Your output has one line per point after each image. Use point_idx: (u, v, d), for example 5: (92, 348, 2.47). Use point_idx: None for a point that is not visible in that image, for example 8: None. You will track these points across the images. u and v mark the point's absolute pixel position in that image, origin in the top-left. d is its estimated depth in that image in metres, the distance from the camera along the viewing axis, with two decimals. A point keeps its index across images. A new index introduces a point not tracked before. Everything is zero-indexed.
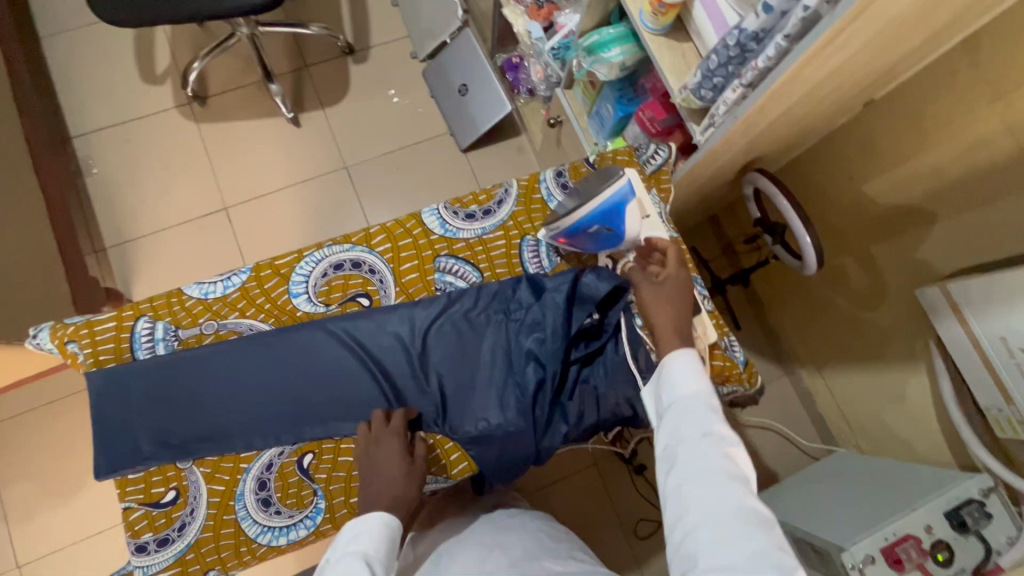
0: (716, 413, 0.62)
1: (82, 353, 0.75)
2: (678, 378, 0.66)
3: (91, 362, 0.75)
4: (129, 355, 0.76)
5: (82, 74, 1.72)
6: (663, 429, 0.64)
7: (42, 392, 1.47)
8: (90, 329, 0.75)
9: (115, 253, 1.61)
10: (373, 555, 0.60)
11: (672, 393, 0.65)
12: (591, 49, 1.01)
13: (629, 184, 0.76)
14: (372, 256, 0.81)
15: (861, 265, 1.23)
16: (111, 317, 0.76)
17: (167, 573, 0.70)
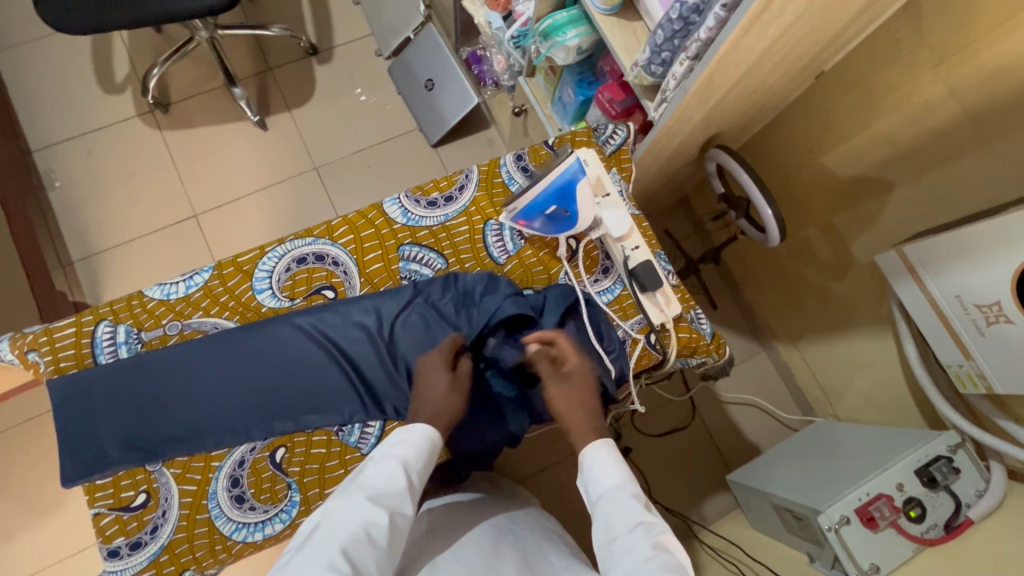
0: (638, 499, 0.60)
1: (42, 362, 0.74)
2: (599, 472, 0.64)
3: (52, 370, 0.74)
4: (91, 361, 0.75)
5: (38, 86, 1.68)
6: (596, 529, 0.60)
7: (16, 410, 1.44)
8: (48, 337, 0.74)
9: (83, 266, 1.58)
10: (412, 462, 0.62)
11: (599, 487, 0.63)
12: (546, 33, 1.02)
13: (578, 162, 0.76)
14: (335, 248, 0.81)
15: (826, 236, 1.26)
16: (70, 323, 0.75)
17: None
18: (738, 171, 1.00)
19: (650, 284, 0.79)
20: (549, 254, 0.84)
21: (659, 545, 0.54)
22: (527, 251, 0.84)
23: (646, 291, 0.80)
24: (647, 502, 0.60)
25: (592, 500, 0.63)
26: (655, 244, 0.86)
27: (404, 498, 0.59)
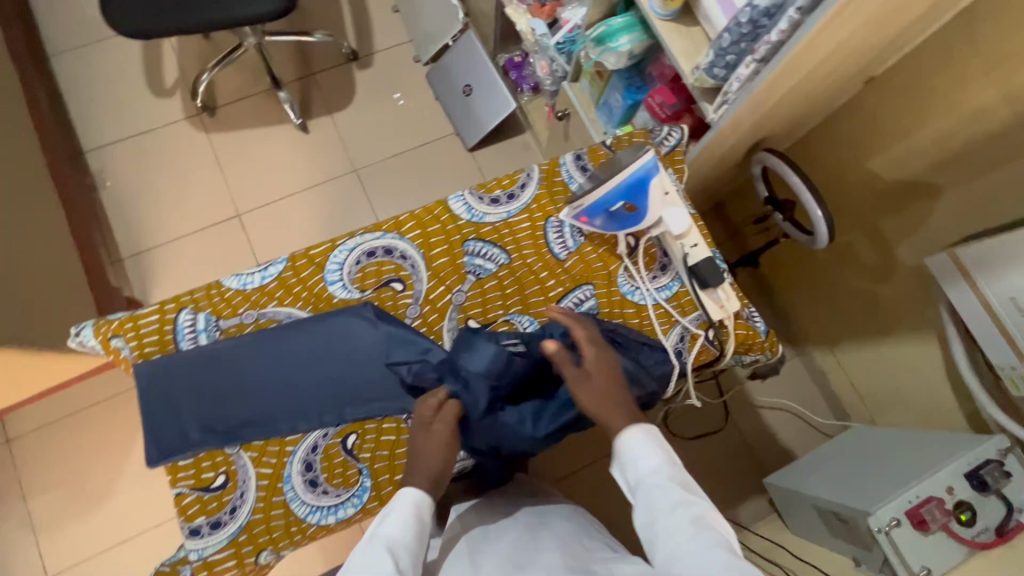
0: (679, 481, 0.65)
1: (128, 347, 0.77)
2: (639, 459, 0.67)
3: (137, 355, 0.77)
4: (173, 346, 0.78)
5: (91, 90, 1.74)
6: (639, 510, 0.65)
7: (66, 402, 1.48)
8: (134, 323, 0.78)
9: (132, 263, 1.63)
10: (397, 541, 0.64)
11: (636, 472, 0.67)
12: (599, 39, 1.05)
13: (654, 158, 0.77)
14: (403, 242, 0.84)
15: (869, 241, 1.27)
16: (154, 311, 0.78)
17: (222, 555, 0.72)
18: (789, 174, 1.01)
19: (711, 280, 0.81)
20: (609, 251, 0.86)
21: (704, 527, 0.59)
22: (587, 248, 0.86)
23: (706, 288, 0.82)
24: (687, 485, 0.65)
25: (632, 483, 0.67)
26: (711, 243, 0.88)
27: None
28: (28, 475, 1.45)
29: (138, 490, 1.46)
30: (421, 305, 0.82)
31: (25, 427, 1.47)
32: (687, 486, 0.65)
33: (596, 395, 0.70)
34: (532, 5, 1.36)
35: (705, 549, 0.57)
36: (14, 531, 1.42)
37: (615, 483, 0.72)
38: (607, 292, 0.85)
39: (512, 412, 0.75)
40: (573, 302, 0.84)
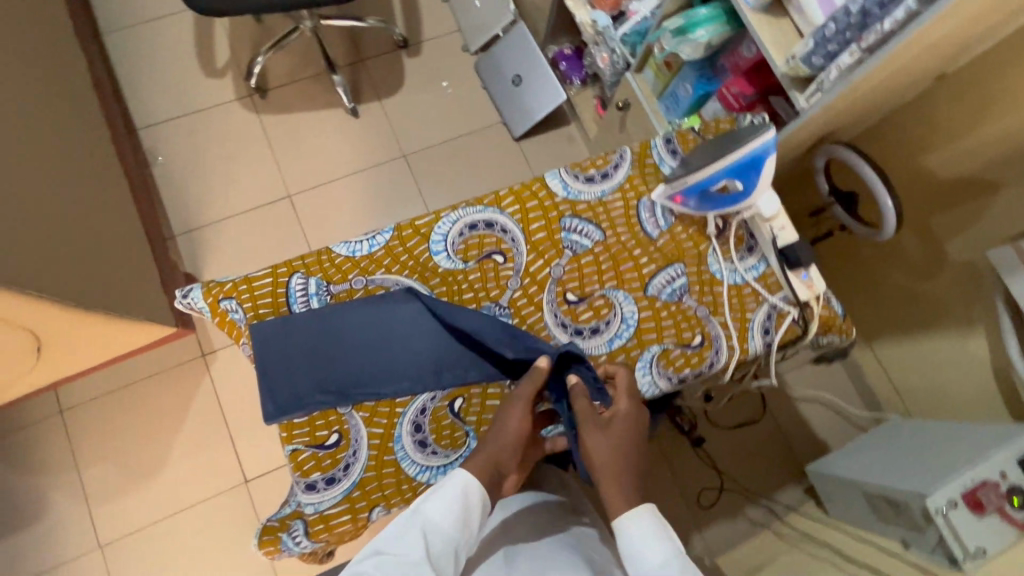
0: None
1: (243, 309, 0.80)
2: (642, 550, 0.64)
3: (252, 316, 0.80)
4: (286, 309, 0.80)
5: (144, 67, 1.76)
6: None
7: (121, 374, 1.50)
8: (248, 286, 0.80)
9: (184, 240, 1.65)
10: (434, 524, 0.62)
11: (642, 568, 0.63)
12: (678, 30, 1.08)
13: (773, 139, 0.77)
14: (503, 217, 0.87)
15: (918, 236, 1.31)
16: (267, 274, 0.81)
17: (337, 509, 0.75)
18: (860, 164, 1.05)
19: (803, 260, 0.85)
20: (698, 232, 0.89)
21: None
22: (678, 228, 0.89)
23: (796, 268, 0.86)
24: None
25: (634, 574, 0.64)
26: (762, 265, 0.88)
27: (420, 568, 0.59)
28: (81, 446, 1.46)
29: (189, 464, 1.48)
30: (521, 277, 0.85)
31: (78, 398, 1.48)
32: None
33: (608, 456, 0.69)
34: None
35: None
36: (67, 500, 1.43)
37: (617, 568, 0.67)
38: (698, 269, 0.88)
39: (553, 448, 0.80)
40: (665, 279, 0.87)
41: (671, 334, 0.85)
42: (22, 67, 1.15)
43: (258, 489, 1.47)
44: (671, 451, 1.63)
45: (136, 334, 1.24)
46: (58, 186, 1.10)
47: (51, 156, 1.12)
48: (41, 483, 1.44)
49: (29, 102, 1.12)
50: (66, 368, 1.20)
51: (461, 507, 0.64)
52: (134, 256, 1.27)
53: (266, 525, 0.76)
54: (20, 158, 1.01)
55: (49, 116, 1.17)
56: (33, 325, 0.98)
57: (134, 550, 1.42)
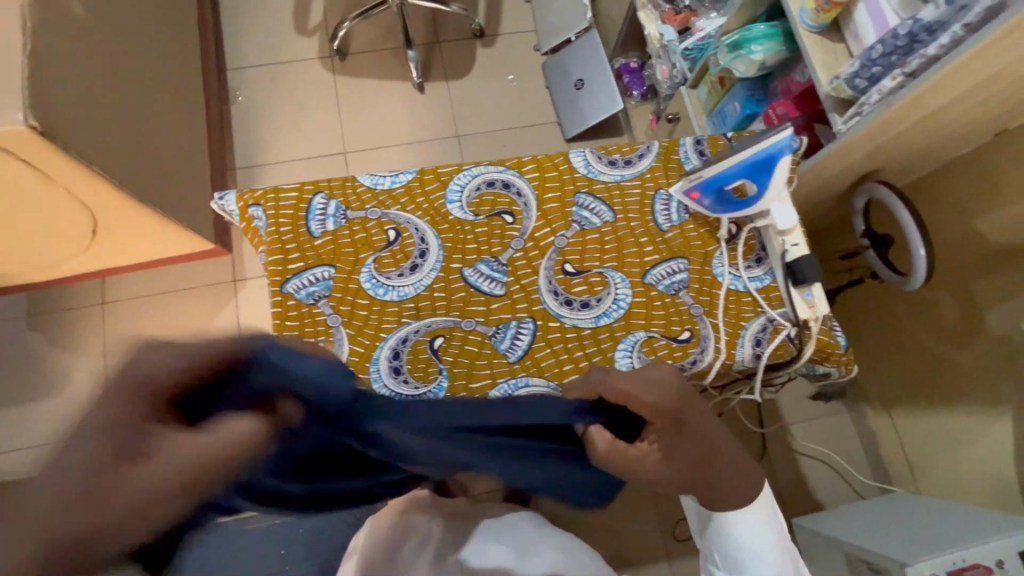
0: (771, 563, 0.71)
1: (266, 215, 0.86)
2: (745, 529, 0.71)
3: (272, 222, 0.86)
4: (303, 223, 0.86)
5: (246, 16, 1.92)
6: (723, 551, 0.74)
7: (161, 281, 1.62)
8: (275, 196, 0.87)
9: (242, 174, 1.77)
10: None
11: (732, 533, 0.72)
12: (734, 45, 1.10)
13: (789, 137, 0.73)
14: (520, 181, 0.90)
15: (958, 302, 1.24)
16: (295, 189, 0.88)
17: None
18: (898, 206, 1.02)
19: (809, 278, 0.83)
20: (709, 232, 0.90)
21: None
22: (689, 225, 0.90)
23: (800, 286, 0.84)
24: (778, 563, 0.71)
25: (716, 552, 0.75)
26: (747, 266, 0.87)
27: None
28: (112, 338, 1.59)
29: None
30: (525, 240, 0.88)
31: (119, 294, 1.61)
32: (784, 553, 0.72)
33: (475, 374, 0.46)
34: (666, 11, 1.42)
35: None
36: (87, 384, 1.55)
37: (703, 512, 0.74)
38: (702, 266, 0.88)
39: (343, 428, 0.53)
40: (665, 271, 0.88)
41: (660, 324, 0.85)
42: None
43: None
44: None
45: (180, 241, 1.34)
46: (147, 93, 1.23)
47: (148, 68, 1.25)
48: (70, 362, 1.57)
49: (140, 17, 1.26)
50: (115, 259, 1.32)
51: None
52: (197, 172, 1.39)
53: None
54: (120, 60, 1.14)
55: (155, 35, 1.32)
56: (93, 205, 1.09)
57: None
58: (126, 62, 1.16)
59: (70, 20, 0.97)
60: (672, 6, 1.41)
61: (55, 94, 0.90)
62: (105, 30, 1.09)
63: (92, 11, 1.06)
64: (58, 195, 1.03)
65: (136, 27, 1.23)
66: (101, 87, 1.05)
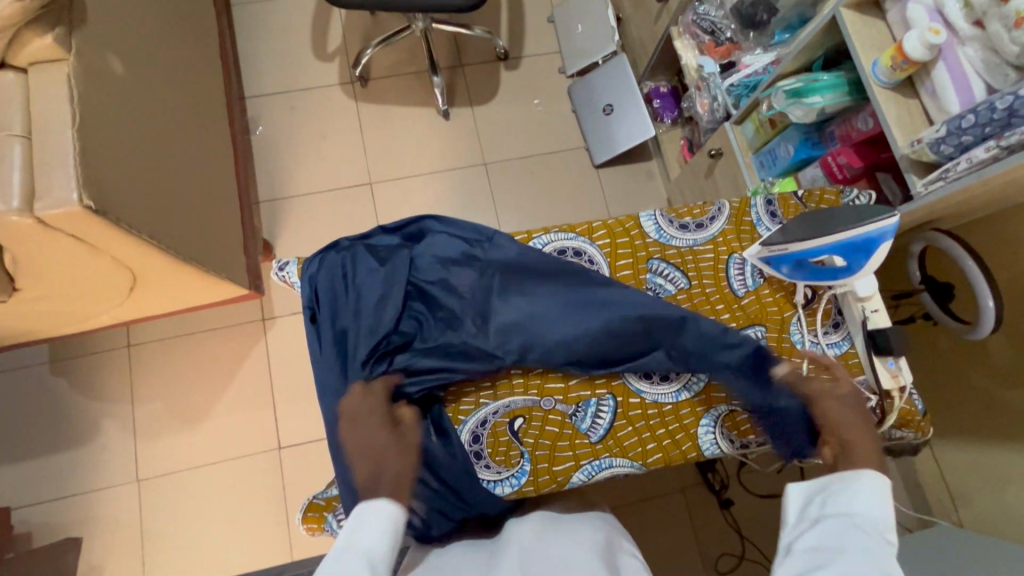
0: (874, 543, 0.54)
1: (327, 269, 0.83)
2: (858, 499, 0.59)
3: (336, 273, 0.83)
4: (367, 271, 0.83)
5: (264, 41, 1.87)
6: (818, 530, 0.58)
7: (189, 323, 1.58)
8: (337, 252, 0.84)
9: (266, 208, 1.72)
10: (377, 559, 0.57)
11: (842, 503, 0.59)
12: (792, 92, 1.07)
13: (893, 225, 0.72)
14: (592, 248, 0.88)
15: (1007, 341, 1.21)
16: (357, 241, 0.85)
17: None
18: (964, 257, 0.99)
19: (895, 349, 0.81)
20: (785, 297, 0.88)
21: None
22: (765, 290, 0.88)
23: (883, 354, 0.82)
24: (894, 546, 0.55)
25: (823, 510, 0.60)
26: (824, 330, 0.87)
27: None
28: (140, 382, 1.55)
29: (234, 420, 1.54)
30: None
31: (147, 336, 1.57)
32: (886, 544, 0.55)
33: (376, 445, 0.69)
34: (706, 42, 1.39)
35: None
36: (118, 430, 1.52)
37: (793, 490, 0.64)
38: (780, 336, 0.86)
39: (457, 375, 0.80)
40: None
41: None
42: (170, 29, 1.25)
43: (289, 457, 1.52)
44: (695, 508, 1.57)
45: (213, 290, 1.30)
46: (181, 141, 1.17)
47: (180, 113, 1.20)
48: (98, 408, 1.53)
49: (169, 62, 1.21)
50: (149, 309, 1.28)
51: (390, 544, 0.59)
52: (228, 216, 1.35)
53: (313, 501, 0.81)
54: (156, 110, 1.09)
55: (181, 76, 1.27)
56: (133, 266, 1.05)
57: (166, 490, 1.49)
58: (162, 111, 1.11)
59: (112, 80, 0.93)
60: (713, 37, 1.39)
61: (107, 164, 0.86)
62: (141, 81, 1.04)
63: (127, 64, 1.01)
64: (100, 261, 0.99)
65: (166, 72, 1.18)
66: (142, 145, 1.00)
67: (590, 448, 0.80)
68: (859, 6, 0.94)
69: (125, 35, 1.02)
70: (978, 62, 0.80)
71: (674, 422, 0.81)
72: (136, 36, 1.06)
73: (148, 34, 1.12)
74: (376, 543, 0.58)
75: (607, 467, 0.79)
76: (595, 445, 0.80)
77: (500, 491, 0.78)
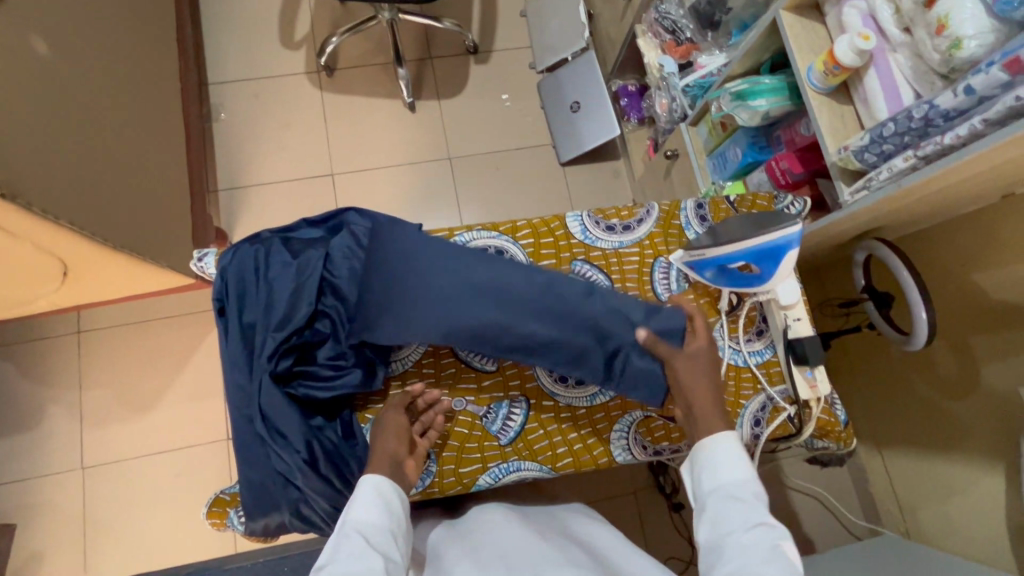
0: (747, 511, 0.61)
1: (240, 261, 0.81)
2: (719, 469, 0.66)
3: (250, 264, 0.81)
4: (281, 264, 0.81)
5: (230, 28, 1.84)
6: (704, 518, 0.64)
7: (141, 310, 1.57)
8: (252, 243, 0.82)
9: (226, 196, 1.70)
10: (369, 529, 0.61)
11: (711, 479, 0.66)
12: (738, 94, 1.06)
13: (798, 232, 0.73)
14: (514, 247, 0.86)
15: (953, 352, 1.18)
16: (276, 234, 0.84)
17: (284, 514, 0.74)
18: (901, 270, 0.97)
19: (811, 358, 0.80)
20: (709, 303, 0.87)
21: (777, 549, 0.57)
22: (689, 295, 0.87)
23: (801, 363, 0.82)
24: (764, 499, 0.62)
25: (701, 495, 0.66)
26: (747, 339, 0.86)
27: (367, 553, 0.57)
28: (88, 369, 1.53)
29: (183, 410, 1.53)
30: None
31: (97, 323, 1.56)
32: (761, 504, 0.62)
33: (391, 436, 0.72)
34: (667, 41, 1.37)
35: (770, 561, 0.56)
36: (64, 417, 1.51)
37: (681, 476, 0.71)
38: None
39: (364, 372, 0.78)
40: None
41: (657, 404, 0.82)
42: (98, 10, 1.22)
43: None
44: (647, 512, 1.55)
45: (146, 277, 1.28)
46: (104, 126, 1.14)
47: (106, 98, 1.17)
48: (45, 394, 1.52)
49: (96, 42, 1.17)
50: (80, 294, 1.25)
51: (382, 509, 0.63)
52: (167, 203, 1.32)
53: (218, 496, 0.79)
54: (71, 94, 1.06)
55: (113, 57, 1.23)
56: (54, 250, 1.03)
57: (111, 478, 1.48)
58: (79, 95, 1.08)
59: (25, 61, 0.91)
60: (674, 36, 1.35)
61: (1, 149, 0.84)
62: (51, 64, 1.01)
63: (37, 42, 0.98)
64: (20, 246, 0.97)
65: (90, 54, 1.14)
66: (54, 128, 0.97)
67: (499, 451, 0.79)
68: (799, 9, 0.92)
69: (32, 13, 0.99)
70: (907, 69, 0.78)
71: (586, 427, 0.81)
72: (49, 15, 1.03)
73: (66, 15, 1.08)
74: (366, 515, 0.62)
75: (515, 471, 0.79)
76: (504, 448, 0.79)
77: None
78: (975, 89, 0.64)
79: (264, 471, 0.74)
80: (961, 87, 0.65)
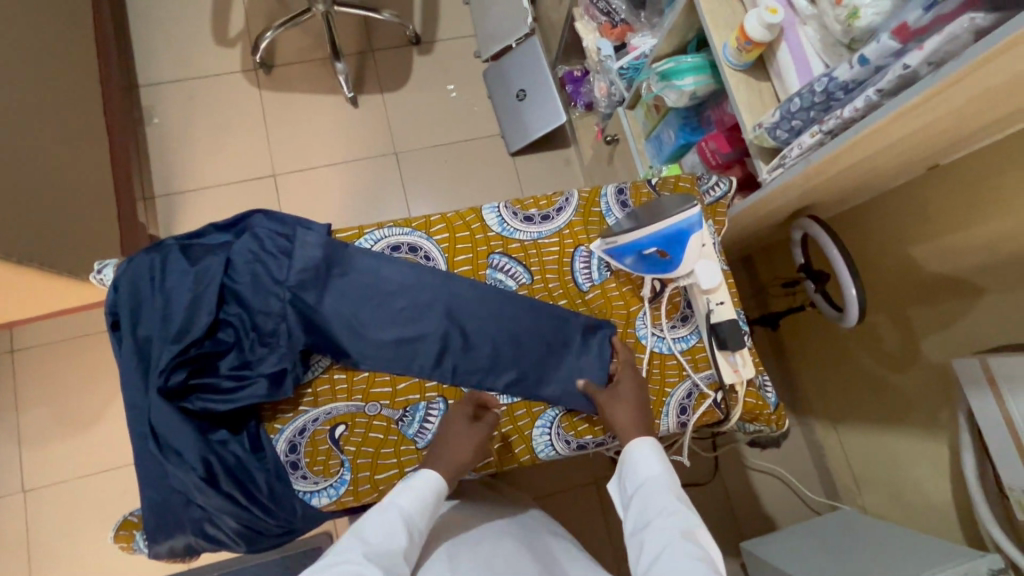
0: (669, 504, 0.63)
1: (135, 271, 0.76)
2: (639, 470, 0.68)
3: (146, 274, 0.76)
4: (179, 273, 0.76)
5: (160, 27, 1.77)
6: (629, 516, 0.66)
7: (77, 325, 1.51)
8: (148, 252, 0.77)
9: (163, 203, 1.64)
10: (412, 520, 0.65)
11: (634, 478, 0.68)
12: (664, 74, 1.03)
13: (697, 214, 0.74)
14: (429, 243, 0.83)
15: (894, 326, 1.18)
16: (175, 239, 0.79)
17: (185, 535, 0.73)
18: (831, 248, 0.96)
19: (731, 342, 0.78)
20: (632, 291, 0.85)
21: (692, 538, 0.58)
22: (611, 284, 0.85)
23: (724, 349, 0.79)
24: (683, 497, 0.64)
25: (631, 491, 0.67)
26: (671, 326, 0.84)
27: (398, 554, 0.61)
28: (25, 388, 1.48)
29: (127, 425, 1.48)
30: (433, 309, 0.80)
31: (31, 340, 1.50)
32: (681, 499, 0.64)
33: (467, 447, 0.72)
34: (603, 23, 1.32)
35: (689, 562, 0.55)
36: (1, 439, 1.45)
37: (610, 487, 0.72)
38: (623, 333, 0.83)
39: (272, 382, 0.75)
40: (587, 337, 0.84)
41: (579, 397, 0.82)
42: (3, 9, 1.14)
43: None
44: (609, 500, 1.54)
45: (69, 289, 1.22)
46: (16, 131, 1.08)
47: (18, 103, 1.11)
48: None
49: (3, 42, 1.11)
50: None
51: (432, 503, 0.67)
52: (91, 211, 1.26)
53: (126, 519, 0.77)
54: None
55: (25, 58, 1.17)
56: None
57: (53, 499, 1.43)
58: None
59: None
60: (609, 18, 1.31)
61: None
62: None
63: None
64: None
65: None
66: None
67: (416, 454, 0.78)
68: None
69: None
70: (816, 42, 0.77)
71: (505, 425, 0.80)
72: None
73: None
74: (412, 507, 0.66)
75: None
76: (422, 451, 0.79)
77: (316, 501, 0.76)
78: (869, 59, 0.62)
79: (164, 492, 0.72)
80: (856, 58, 0.64)
